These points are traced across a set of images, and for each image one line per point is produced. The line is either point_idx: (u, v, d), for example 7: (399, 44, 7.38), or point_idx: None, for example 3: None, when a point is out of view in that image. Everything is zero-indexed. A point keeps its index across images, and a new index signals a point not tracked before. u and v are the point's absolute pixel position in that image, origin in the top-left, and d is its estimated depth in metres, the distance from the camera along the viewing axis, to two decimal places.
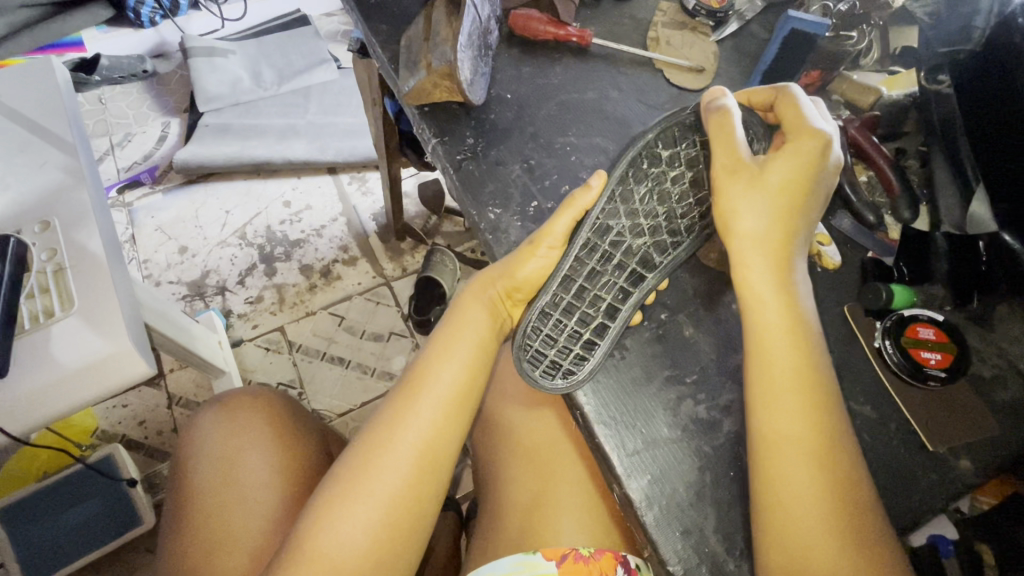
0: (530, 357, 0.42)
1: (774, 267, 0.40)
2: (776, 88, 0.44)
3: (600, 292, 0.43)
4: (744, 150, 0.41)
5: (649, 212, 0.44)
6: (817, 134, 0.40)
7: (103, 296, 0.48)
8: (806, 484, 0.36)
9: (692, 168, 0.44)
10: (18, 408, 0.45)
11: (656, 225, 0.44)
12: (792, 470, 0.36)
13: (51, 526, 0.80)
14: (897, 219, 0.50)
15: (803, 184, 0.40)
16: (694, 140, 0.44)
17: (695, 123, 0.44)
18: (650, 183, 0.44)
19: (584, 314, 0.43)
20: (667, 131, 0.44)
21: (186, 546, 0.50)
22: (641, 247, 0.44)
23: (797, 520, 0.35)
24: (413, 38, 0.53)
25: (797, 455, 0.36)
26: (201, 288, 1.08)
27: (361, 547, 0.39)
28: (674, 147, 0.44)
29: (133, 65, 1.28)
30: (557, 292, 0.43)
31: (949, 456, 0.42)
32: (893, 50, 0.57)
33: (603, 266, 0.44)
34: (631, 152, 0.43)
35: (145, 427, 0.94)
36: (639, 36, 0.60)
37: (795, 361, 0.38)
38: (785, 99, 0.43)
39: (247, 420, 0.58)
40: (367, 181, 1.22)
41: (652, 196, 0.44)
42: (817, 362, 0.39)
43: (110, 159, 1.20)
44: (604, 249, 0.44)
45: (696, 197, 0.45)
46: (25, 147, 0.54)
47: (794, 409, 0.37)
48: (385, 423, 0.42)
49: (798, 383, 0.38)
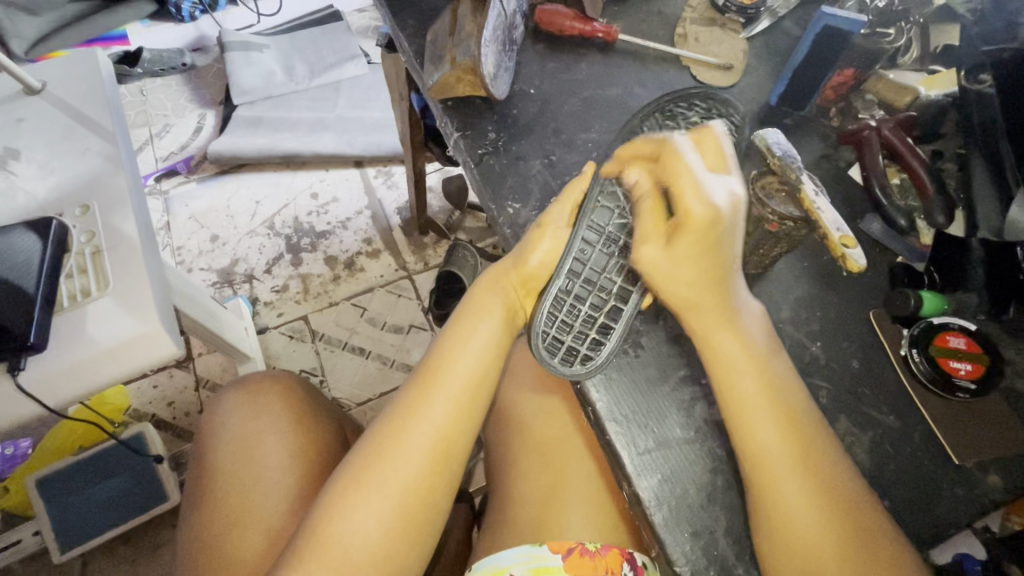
0: (547, 344, 0.43)
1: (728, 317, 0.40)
2: (657, 141, 0.42)
3: (610, 275, 0.44)
4: (655, 222, 0.41)
5: None
6: (705, 198, 0.39)
7: (137, 280, 0.50)
8: (808, 505, 0.35)
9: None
10: (56, 383, 0.47)
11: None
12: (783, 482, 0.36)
13: (85, 498, 0.83)
14: (930, 224, 0.48)
15: (716, 244, 0.39)
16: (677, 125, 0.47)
17: (673, 109, 0.47)
18: None
19: (596, 300, 0.44)
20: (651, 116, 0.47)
21: (204, 528, 0.52)
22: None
23: (797, 535, 0.35)
24: (439, 32, 0.53)
25: (795, 480, 0.36)
26: (230, 276, 1.11)
27: (376, 536, 0.40)
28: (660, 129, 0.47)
29: (173, 58, 1.33)
30: (568, 278, 0.44)
31: (976, 470, 0.40)
32: (934, 49, 0.54)
33: (609, 250, 0.44)
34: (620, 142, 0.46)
35: (174, 408, 0.98)
36: (667, 32, 0.59)
37: (755, 370, 0.38)
38: (671, 162, 0.40)
39: (266, 403, 0.59)
40: (392, 175, 1.24)
41: None
42: (784, 377, 0.39)
43: (149, 149, 1.25)
44: (609, 232, 0.44)
45: None
46: (69, 135, 0.56)
47: (777, 431, 0.37)
48: (400, 414, 0.42)
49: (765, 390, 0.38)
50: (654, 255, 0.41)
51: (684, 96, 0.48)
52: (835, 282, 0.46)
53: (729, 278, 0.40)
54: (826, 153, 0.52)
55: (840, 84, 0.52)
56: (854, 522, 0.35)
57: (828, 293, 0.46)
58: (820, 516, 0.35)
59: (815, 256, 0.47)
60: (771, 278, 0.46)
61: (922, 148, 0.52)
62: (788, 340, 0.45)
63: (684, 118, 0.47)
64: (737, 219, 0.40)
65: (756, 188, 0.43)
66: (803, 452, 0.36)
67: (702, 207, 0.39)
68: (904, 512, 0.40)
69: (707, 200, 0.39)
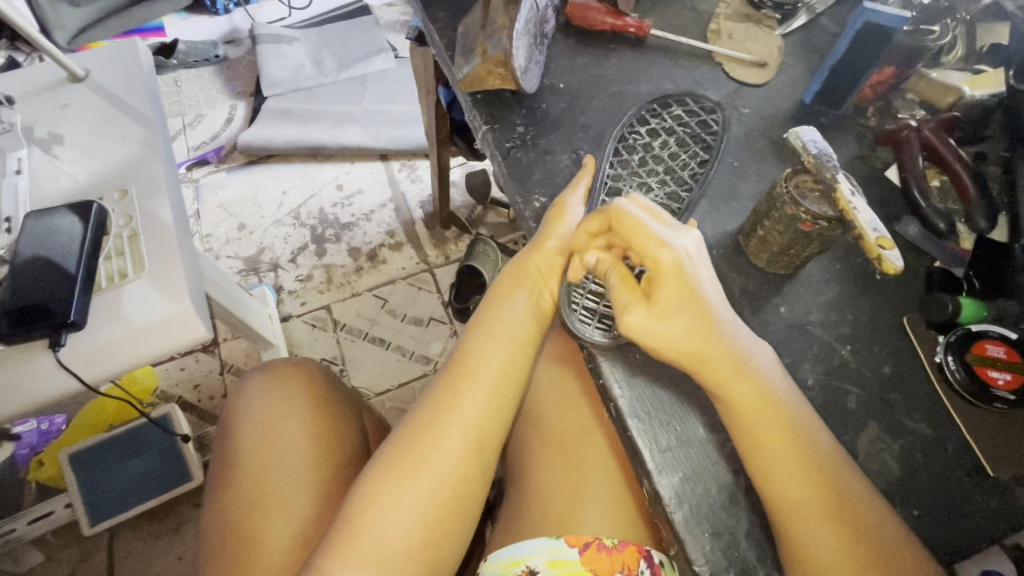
0: (581, 317, 0.44)
1: (733, 348, 0.40)
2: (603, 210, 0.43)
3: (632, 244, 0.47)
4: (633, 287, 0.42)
5: (650, 171, 0.49)
6: (670, 248, 0.41)
7: (171, 264, 0.52)
8: (809, 504, 0.36)
9: (671, 136, 0.50)
10: (91, 361, 0.49)
11: (662, 179, 0.48)
12: (789, 481, 0.37)
13: (114, 474, 0.86)
14: (971, 229, 0.46)
15: (693, 291, 0.40)
16: (663, 116, 0.51)
17: (656, 107, 0.52)
18: (640, 151, 0.50)
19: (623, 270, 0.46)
20: (638, 113, 0.52)
21: (229, 508, 0.53)
22: (655, 201, 0.48)
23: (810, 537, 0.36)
24: (470, 25, 0.54)
25: (796, 483, 0.37)
26: (256, 263, 1.13)
27: (411, 525, 0.42)
28: (648, 123, 0.51)
29: (207, 50, 1.36)
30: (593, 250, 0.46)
31: (1014, 484, 0.39)
32: (980, 47, 0.52)
33: None
34: (615, 132, 0.50)
35: (199, 390, 1.01)
36: (699, 28, 0.58)
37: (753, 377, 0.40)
38: (624, 221, 0.42)
39: (289, 386, 0.61)
40: (416, 169, 1.25)
41: (648, 160, 0.49)
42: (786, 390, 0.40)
43: (182, 138, 1.28)
44: None
45: (686, 153, 0.50)
46: (109, 122, 0.58)
47: (780, 435, 0.38)
48: (437, 406, 0.45)
49: (765, 398, 0.39)
50: (648, 316, 0.40)
51: (662, 99, 0.52)
52: (867, 286, 0.45)
53: (718, 314, 0.41)
54: (862, 154, 0.51)
55: (879, 83, 0.51)
56: (858, 524, 0.36)
57: (860, 296, 0.45)
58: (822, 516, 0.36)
59: (848, 259, 0.46)
60: (801, 282, 0.46)
61: (964, 150, 0.50)
62: (817, 343, 0.44)
63: (667, 113, 0.52)
64: (700, 262, 0.42)
65: (790, 186, 0.42)
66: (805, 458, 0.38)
67: (670, 256, 0.41)
68: (934, 523, 0.38)
69: (670, 246, 0.41)
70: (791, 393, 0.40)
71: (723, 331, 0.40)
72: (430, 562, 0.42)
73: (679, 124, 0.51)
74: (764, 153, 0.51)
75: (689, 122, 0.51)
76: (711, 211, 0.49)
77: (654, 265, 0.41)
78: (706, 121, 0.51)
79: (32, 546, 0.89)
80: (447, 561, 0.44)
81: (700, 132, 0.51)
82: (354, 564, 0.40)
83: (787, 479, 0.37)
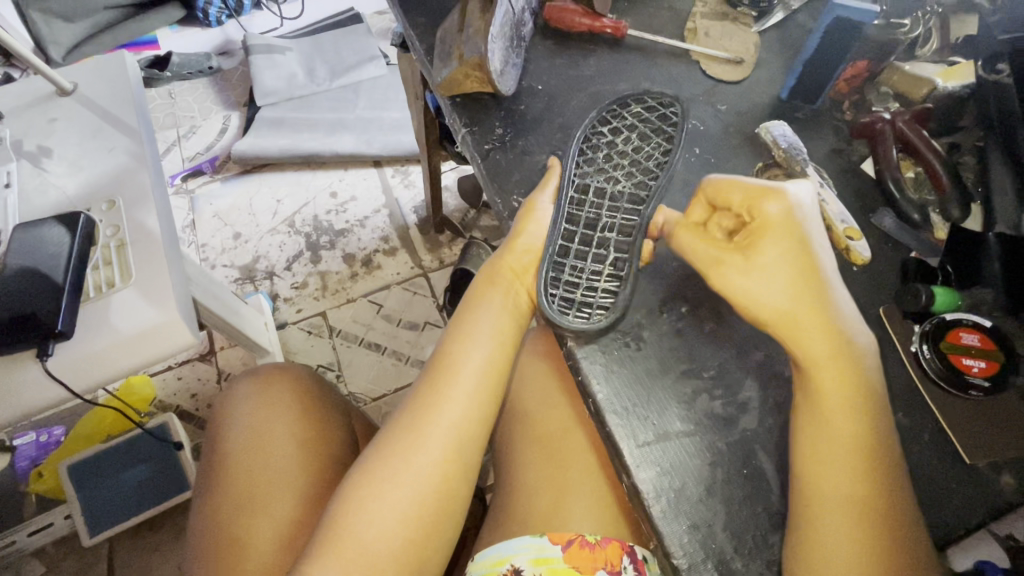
0: (557, 300, 0.44)
1: (827, 309, 0.39)
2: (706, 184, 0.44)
3: (604, 235, 0.46)
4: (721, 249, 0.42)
5: (616, 165, 0.48)
6: (785, 202, 0.40)
7: (158, 272, 0.52)
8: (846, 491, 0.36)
9: (634, 131, 0.50)
10: (80, 370, 0.49)
11: (628, 171, 0.48)
12: (837, 467, 0.36)
13: (112, 484, 0.87)
14: (944, 218, 0.47)
15: (800, 243, 0.40)
16: (624, 112, 0.51)
17: (617, 105, 0.51)
18: (605, 146, 0.49)
19: (596, 256, 0.45)
20: (600, 114, 0.51)
21: (217, 517, 0.53)
22: (624, 190, 0.47)
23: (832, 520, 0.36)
24: (448, 30, 0.54)
25: (848, 469, 0.36)
26: (251, 272, 1.14)
27: (392, 527, 0.42)
28: (610, 123, 0.50)
29: (200, 61, 1.37)
30: (563, 244, 0.46)
31: (990, 472, 0.39)
32: (954, 40, 0.53)
33: (595, 213, 0.47)
34: (578, 133, 0.50)
35: (196, 399, 1.01)
36: (677, 27, 0.59)
37: (839, 367, 0.38)
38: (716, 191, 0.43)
39: (274, 392, 0.61)
40: (409, 175, 1.26)
41: (613, 155, 0.49)
42: (867, 371, 0.39)
43: (177, 149, 1.29)
44: (591, 201, 0.47)
45: (650, 145, 0.49)
46: (97, 134, 0.59)
47: (849, 421, 0.37)
48: (418, 408, 0.45)
49: (847, 386, 0.38)
50: (745, 267, 0.40)
51: (621, 99, 0.52)
52: (842, 277, 0.46)
53: (826, 272, 0.40)
54: (839, 147, 0.51)
55: (852, 77, 0.52)
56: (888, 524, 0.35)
57: None
58: (853, 508, 0.36)
59: (825, 252, 0.47)
60: None
61: (938, 141, 0.50)
62: None
63: (626, 111, 0.51)
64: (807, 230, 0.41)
65: (763, 178, 0.49)
66: (852, 448, 0.36)
67: (779, 210, 0.40)
68: None
69: (780, 196, 0.41)
70: (880, 389, 0.39)
71: (826, 286, 0.39)
72: (414, 565, 0.43)
73: (640, 120, 0.51)
74: (741, 148, 0.52)
75: (649, 118, 0.50)
76: (687, 207, 0.49)
77: (761, 220, 0.40)
78: (665, 114, 0.51)
79: (32, 557, 0.89)
80: (433, 563, 0.44)
81: (660, 125, 0.50)
82: (337, 566, 0.41)
83: (834, 467, 0.36)
